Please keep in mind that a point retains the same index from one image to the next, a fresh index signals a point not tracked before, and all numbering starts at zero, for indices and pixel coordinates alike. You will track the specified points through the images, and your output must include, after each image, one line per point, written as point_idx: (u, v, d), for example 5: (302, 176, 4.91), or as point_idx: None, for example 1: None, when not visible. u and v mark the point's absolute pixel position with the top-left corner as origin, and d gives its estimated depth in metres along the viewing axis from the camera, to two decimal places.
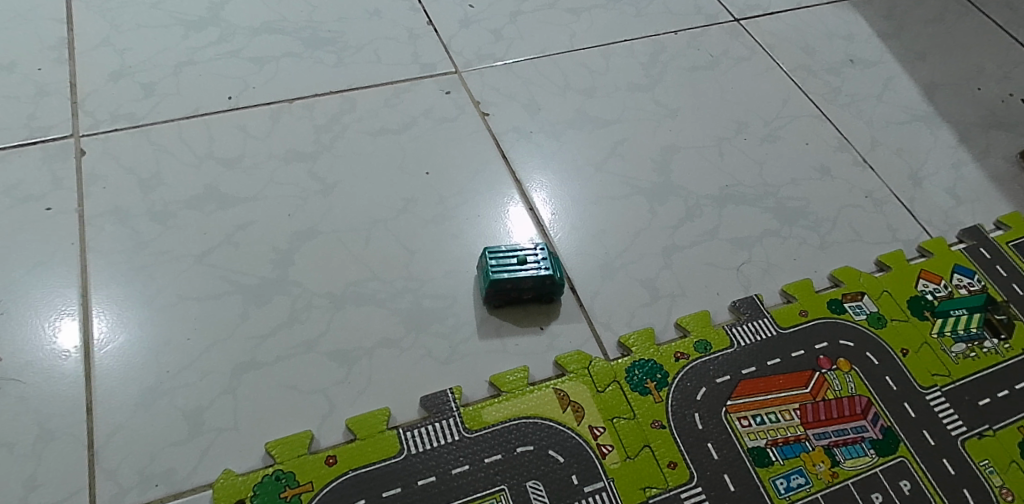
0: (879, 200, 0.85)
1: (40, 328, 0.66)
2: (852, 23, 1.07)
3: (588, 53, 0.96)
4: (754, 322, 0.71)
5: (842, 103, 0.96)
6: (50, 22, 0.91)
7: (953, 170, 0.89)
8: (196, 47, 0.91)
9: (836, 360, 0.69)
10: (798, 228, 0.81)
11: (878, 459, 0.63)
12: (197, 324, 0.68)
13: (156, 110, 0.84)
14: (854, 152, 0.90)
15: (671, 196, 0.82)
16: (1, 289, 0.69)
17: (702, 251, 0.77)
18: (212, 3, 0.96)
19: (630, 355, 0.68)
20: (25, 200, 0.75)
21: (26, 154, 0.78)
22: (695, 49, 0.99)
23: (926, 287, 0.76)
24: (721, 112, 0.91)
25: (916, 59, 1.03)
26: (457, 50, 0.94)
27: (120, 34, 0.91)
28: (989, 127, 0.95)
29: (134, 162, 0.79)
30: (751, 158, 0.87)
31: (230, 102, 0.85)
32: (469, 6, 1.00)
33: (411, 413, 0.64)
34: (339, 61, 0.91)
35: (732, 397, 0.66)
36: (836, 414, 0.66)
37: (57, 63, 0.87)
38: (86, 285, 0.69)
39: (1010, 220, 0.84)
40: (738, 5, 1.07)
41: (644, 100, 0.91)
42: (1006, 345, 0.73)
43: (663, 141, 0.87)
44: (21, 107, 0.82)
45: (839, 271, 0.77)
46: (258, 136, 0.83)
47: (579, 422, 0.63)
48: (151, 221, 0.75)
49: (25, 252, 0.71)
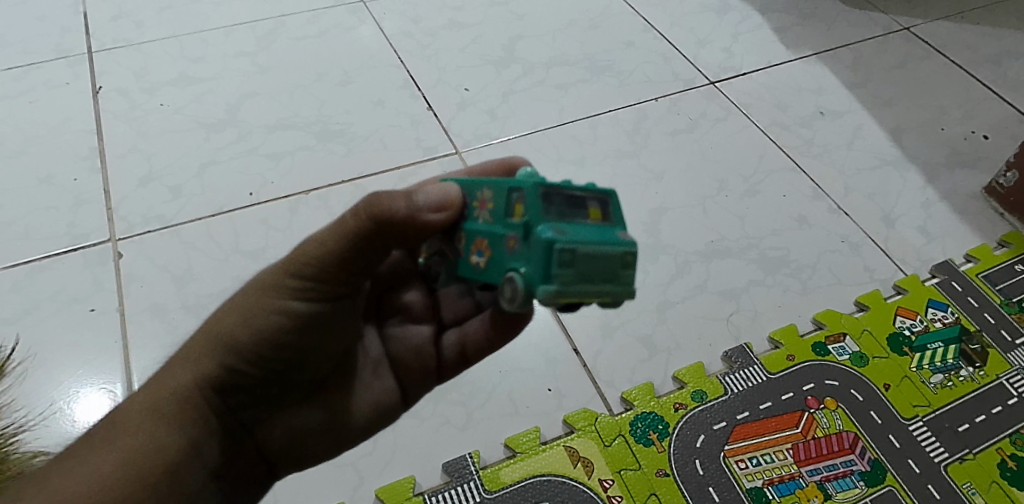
0: (855, 243, 0.91)
1: (82, 405, 0.74)
2: (819, 75, 1.13)
3: (576, 126, 1.03)
4: (745, 369, 0.77)
5: (816, 154, 1.02)
6: (81, 133, 0.98)
7: (922, 209, 0.95)
8: (217, 148, 0.98)
9: (823, 399, 0.75)
10: (781, 276, 0.87)
11: (866, 490, 0.70)
12: None
13: (183, 211, 0.90)
14: (829, 200, 0.96)
15: (661, 255, 0.88)
16: (49, 372, 0.76)
17: (694, 306, 0.83)
18: (229, 104, 1.03)
19: (632, 409, 0.74)
20: (69, 303, 0.81)
21: (68, 261, 0.85)
22: (674, 114, 1.06)
23: (904, 323, 0.82)
24: (703, 172, 0.98)
25: (883, 105, 1.09)
26: (457, 132, 1.01)
27: (147, 140, 0.98)
28: (954, 166, 1.01)
29: (167, 260, 0.86)
30: (733, 214, 0.93)
31: (251, 198, 0.92)
32: (464, 89, 1.07)
33: (435, 479, 0.70)
34: (349, 151, 0.98)
35: (729, 442, 0.72)
36: (826, 450, 0.72)
37: (91, 172, 0.94)
38: (129, 367, 0.77)
39: (978, 252, 0.90)
40: (713, 68, 1.13)
41: (631, 166, 0.98)
42: (981, 372, 0.79)
43: (651, 203, 0.94)
44: (62, 216, 0.89)
45: (821, 315, 0.82)
46: (278, 228, 0.89)
47: (589, 476, 0.69)
48: (187, 314, 0.81)
49: (72, 353, 0.78)
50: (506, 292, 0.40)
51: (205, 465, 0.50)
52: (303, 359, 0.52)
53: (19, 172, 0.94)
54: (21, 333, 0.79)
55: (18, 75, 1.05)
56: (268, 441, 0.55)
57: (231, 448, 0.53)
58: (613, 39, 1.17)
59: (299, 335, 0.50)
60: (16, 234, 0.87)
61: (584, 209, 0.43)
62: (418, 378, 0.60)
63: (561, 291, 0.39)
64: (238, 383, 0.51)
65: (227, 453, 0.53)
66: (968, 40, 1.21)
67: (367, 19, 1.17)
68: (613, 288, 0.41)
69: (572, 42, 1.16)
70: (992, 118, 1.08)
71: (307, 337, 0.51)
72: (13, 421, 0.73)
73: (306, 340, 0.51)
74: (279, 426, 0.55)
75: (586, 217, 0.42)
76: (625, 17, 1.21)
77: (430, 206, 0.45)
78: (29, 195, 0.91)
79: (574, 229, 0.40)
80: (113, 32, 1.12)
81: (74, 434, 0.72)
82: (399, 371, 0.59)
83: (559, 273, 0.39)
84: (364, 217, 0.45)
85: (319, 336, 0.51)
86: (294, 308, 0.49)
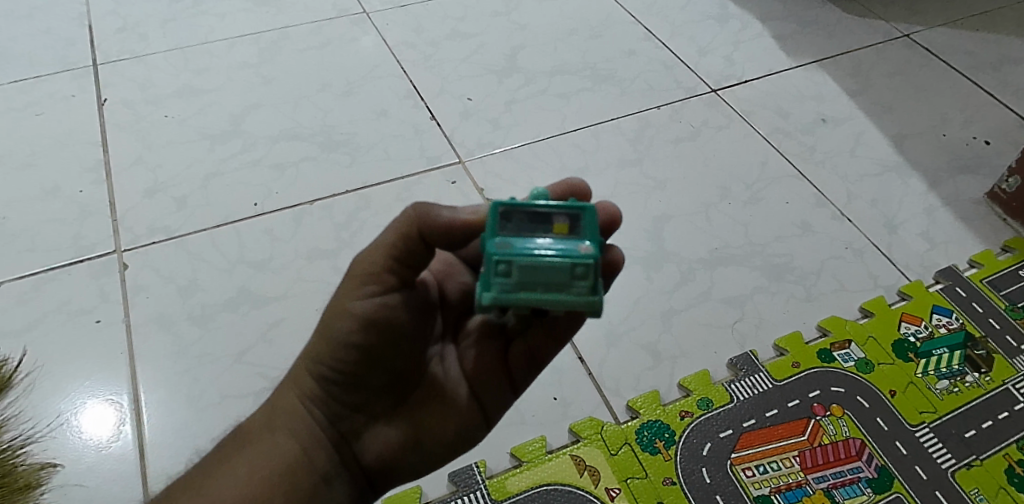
0: (859, 250, 0.91)
1: (87, 416, 0.74)
2: (821, 83, 1.14)
3: (578, 134, 1.03)
4: (750, 377, 0.77)
5: (818, 160, 1.02)
6: (86, 145, 0.99)
7: (925, 215, 0.96)
8: (222, 159, 0.98)
9: (830, 406, 0.75)
10: (786, 283, 0.87)
11: (874, 497, 0.70)
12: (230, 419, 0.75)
13: (189, 222, 0.91)
14: (832, 206, 0.96)
15: (665, 263, 0.88)
16: (56, 382, 0.77)
17: (698, 314, 0.83)
18: (233, 116, 1.03)
19: (638, 417, 0.74)
20: (75, 315, 0.82)
21: (74, 272, 0.85)
22: (677, 122, 1.06)
23: (909, 329, 0.82)
24: (706, 180, 0.98)
25: (884, 111, 1.10)
26: (460, 142, 1.01)
27: (152, 151, 0.98)
28: (956, 172, 1.01)
29: (172, 271, 0.86)
30: (737, 221, 0.94)
31: (256, 209, 0.92)
32: (466, 98, 1.07)
33: (441, 488, 0.69)
34: (353, 161, 0.99)
35: (735, 450, 0.72)
36: (833, 458, 0.72)
37: (97, 184, 0.94)
38: (134, 378, 0.77)
39: (982, 258, 0.90)
40: (714, 76, 1.14)
41: (634, 174, 0.99)
42: (987, 377, 0.79)
43: (654, 211, 0.94)
44: (68, 228, 0.90)
45: (826, 321, 0.83)
46: (283, 238, 0.90)
47: (596, 485, 0.69)
48: (192, 325, 0.82)
49: (77, 364, 0.78)
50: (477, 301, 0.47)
51: (316, 470, 0.54)
52: (375, 360, 0.53)
53: (25, 184, 0.94)
54: (27, 345, 0.79)
55: (24, 88, 1.06)
56: (367, 452, 0.56)
57: (337, 460, 0.55)
58: (614, 47, 1.17)
59: (365, 336, 0.52)
60: (22, 246, 0.88)
61: (548, 226, 0.46)
62: (494, 389, 0.57)
63: (496, 298, 0.44)
64: (329, 393, 0.55)
65: (335, 465, 0.55)
66: (968, 46, 1.21)
67: (370, 30, 1.18)
68: (566, 297, 0.44)
69: (574, 51, 1.16)
70: (993, 124, 1.08)
71: (373, 338, 0.52)
72: (19, 433, 0.73)
73: (374, 339, 0.52)
74: (374, 437, 0.56)
75: (550, 231, 0.46)
76: (626, 26, 1.21)
77: (461, 213, 0.50)
78: (35, 207, 0.92)
79: (519, 243, 0.45)
80: (118, 44, 1.13)
81: (79, 446, 0.73)
82: (477, 381, 0.57)
83: (495, 281, 0.44)
84: (406, 223, 0.50)
85: (386, 335, 0.52)
86: (358, 311, 0.52)
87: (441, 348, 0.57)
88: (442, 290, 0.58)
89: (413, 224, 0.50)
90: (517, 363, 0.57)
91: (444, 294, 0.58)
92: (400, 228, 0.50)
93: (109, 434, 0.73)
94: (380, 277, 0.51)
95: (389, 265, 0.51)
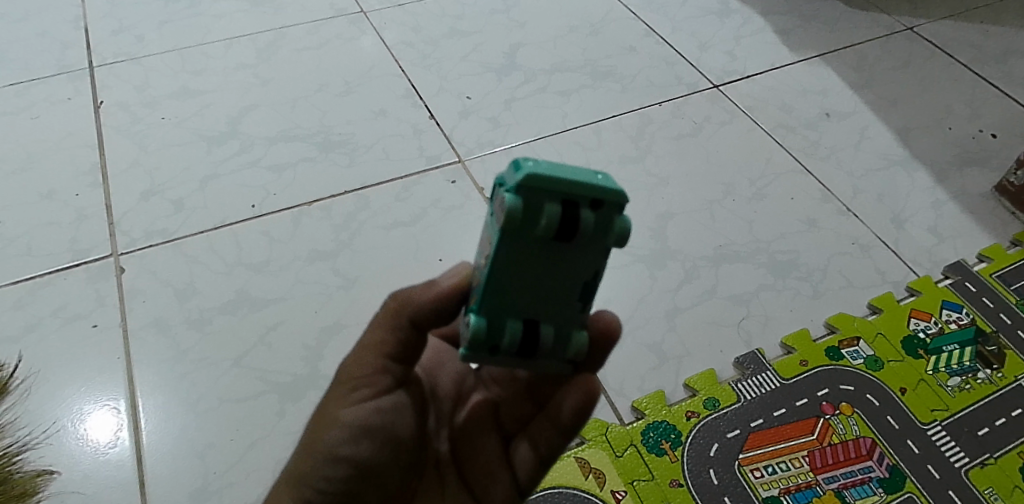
0: (866, 245, 0.90)
1: (84, 421, 0.73)
2: (824, 77, 1.12)
3: (579, 132, 1.02)
4: (758, 376, 0.76)
5: (823, 155, 1.01)
6: (83, 148, 0.97)
7: (932, 209, 0.94)
8: (219, 161, 0.97)
9: (839, 405, 0.74)
10: (792, 280, 0.86)
11: (886, 497, 0.68)
12: (227, 424, 0.74)
13: (186, 224, 0.90)
14: (838, 202, 0.94)
15: (669, 261, 0.87)
16: (52, 387, 0.76)
17: (703, 312, 0.82)
18: (230, 117, 1.02)
19: (644, 418, 0.72)
20: (73, 319, 0.80)
21: (70, 276, 0.84)
22: (679, 118, 1.05)
23: (918, 326, 0.80)
24: (709, 176, 0.97)
25: (889, 105, 1.08)
26: (459, 140, 1.00)
27: (148, 154, 0.97)
28: (963, 165, 1.00)
29: (170, 274, 0.85)
30: (741, 217, 0.92)
31: (254, 210, 0.91)
32: (466, 97, 1.06)
33: None
34: (351, 161, 0.98)
35: (743, 450, 0.71)
36: (843, 457, 0.70)
37: (93, 187, 0.93)
38: (132, 382, 0.76)
39: (991, 252, 0.89)
40: (716, 72, 1.12)
41: (636, 171, 0.97)
42: (998, 374, 0.77)
43: (657, 208, 0.93)
44: (64, 232, 0.88)
45: (834, 318, 0.81)
46: (282, 240, 0.88)
47: (602, 488, 0.68)
48: (190, 329, 0.80)
49: (74, 369, 0.77)
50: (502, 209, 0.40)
51: None
52: (370, 474, 0.51)
53: (20, 188, 0.93)
54: (24, 350, 0.78)
55: (20, 91, 1.05)
56: None
57: None
58: (614, 44, 1.16)
59: (357, 446, 0.51)
60: (17, 250, 0.87)
61: None
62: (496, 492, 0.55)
63: (531, 170, 0.40)
64: None
65: None
66: (972, 38, 1.20)
67: (367, 29, 1.17)
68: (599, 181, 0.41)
69: (573, 48, 1.15)
70: (1000, 116, 1.07)
71: (364, 445, 0.51)
72: (16, 440, 0.72)
73: (368, 448, 0.51)
74: None
75: None
76: (626, 23, 1.20)
77: (443, 285, 0.49)
78: (31, 211, 0.91)
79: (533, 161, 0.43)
80: (114, 46, 1.12)
81: (77, 452, 0.71)
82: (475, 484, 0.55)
83: (525, 165, 0.40)
84: (394, 318, 0.50)
85: (377, 440, 0.51)
86: (349, 419, 0.51)
87: (439, 450, 0.55)
88: (434, 383, 0.57)
89: (400, 315, 0.50)
90: (519, 460, 0.54)
91: (436, 389, 0.56)
92: (388, 323, 0.50)
93: (108, 439, 0.72)
94: (373, 378, 0.51)
95: (379, 365, 0.51)
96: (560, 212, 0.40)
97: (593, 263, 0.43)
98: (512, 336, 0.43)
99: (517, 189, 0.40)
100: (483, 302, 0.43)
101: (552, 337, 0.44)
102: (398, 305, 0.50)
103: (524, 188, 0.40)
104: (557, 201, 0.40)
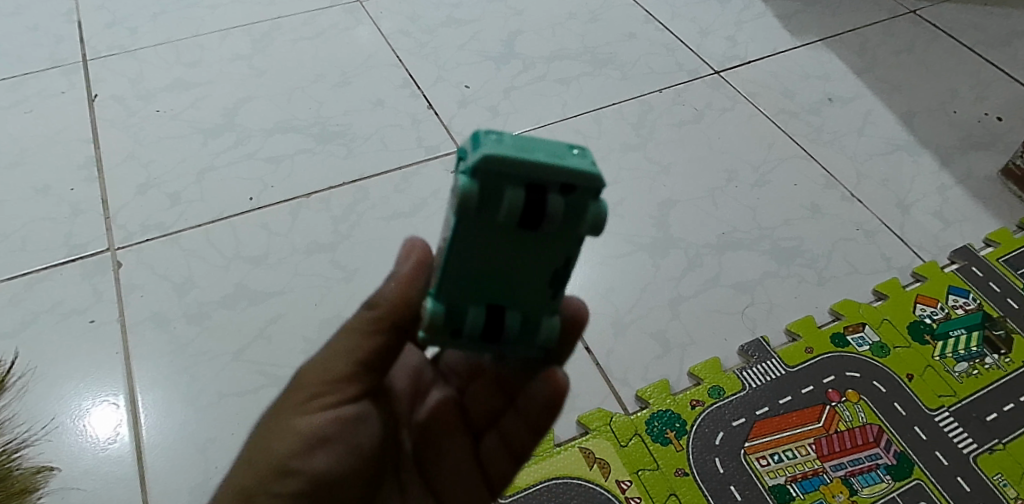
0: (871, 231, 0.88)
1: (83, 417, 0.73)
2: (827, 62, 1.11)
3: (580, 120, 1.01)
4: (763, 364, 0.75)
5: (826, 141, 0.99)
6: (78, 142, 0.96)
7: (938, 194, 0.93)
8: (215, 153, 0.96)
9: (845, 391, 0.73)
10: (796, 266, 0.85)
11: (894, 484, 0.67)
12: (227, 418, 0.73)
13: (183, 218, 0.89)
14: (842, 188, 0.93)
15: (672, 249, 0.86)
16: (50, 384, 0.75)
17: (707, 300, 0.81)
18: (226, 109, 1.01)
19: (648, 407, 0.72)
20: (69, 315, 0.80)
21: (66, 272, 0.83)
22: (680, 105, 1.03)
23: (924, 311, 0.79)
24: (711, 163, 0.96)
25: (892, 89, 1.07)
26: (458, 130, 0.99)
27: (144, 147, 0.96)
28: (968, 149, 0.99)
29: (167, 268, 0.84)
30: (744, 204, 0.91)
31: (251, 203, 0.90)
32: (464, 86, 1.05)
33: None
34: (349, 152, 0.96)
35: (749, 439, 0.70)
36: (850, 444, 0.70)
37: (88, 182, 0.92)
38: (131, 377, 0.75)
39: (997, 236, 0.88)
40: (716, 58, 1.11)
41: (637, 159, 0.96)
42: (1006, 359, 0.76)
43: (658, 196, 0.92)
44: (60, 227, 0.87)
45: (839, 305, 0.80)
46: (280, 232, 0.87)
47: (606, 478, 0.67)
48: (188, 323, 0.80)
49: (71, 365, 0.76)
50: (461, 194, 0.37)
51: None
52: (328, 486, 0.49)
53: (15, 184, 0.92)
54: (20, 347, 0.77)
55: (13, 86, 1.03)
56: None
57: None
58: (614, 31, 1.15)
59: (318, 454, 0.49)
60: (13, 246, 0.86)
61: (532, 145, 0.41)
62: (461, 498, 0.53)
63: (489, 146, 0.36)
64: None
65: None
66: (976, 20, 1.18)
67: (364, 19, 1.15)
68: (568, 162, 0.37)
69: (572, 36, 1.14)
70: (1005, 99, 1.05)
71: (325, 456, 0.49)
72: (15, 437, 0.71)
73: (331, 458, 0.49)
74: None
75: None
76: (626, 9, 1.19)
77: None
78: (26, 206, 0.90)
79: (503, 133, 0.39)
80: (108, 39, 1.11)
81: (76, 448, 0.71)
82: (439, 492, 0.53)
83: (488, 142, 0.37)
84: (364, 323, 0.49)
85: (337, 451, 0.49)
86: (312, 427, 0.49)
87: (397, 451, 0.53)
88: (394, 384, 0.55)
89: (378, 322, 0.49)
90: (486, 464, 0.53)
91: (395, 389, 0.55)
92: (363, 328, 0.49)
93: (107, 435, 0.71)
94: (338, 385, 0.49)
95: (347, 370, 0.49)
96: (522, 198, 0.37)
97: (564, 251, 0.40)
98: (474, 325, 0.41)
99: (473, 174, 0.37)
100: (441, 289, 0.41)
101: (518, 324, 0.41)
102: (371, 314, 0.49)
103: (482, 169, 0.36)
104: (520, 185, 0.37)
